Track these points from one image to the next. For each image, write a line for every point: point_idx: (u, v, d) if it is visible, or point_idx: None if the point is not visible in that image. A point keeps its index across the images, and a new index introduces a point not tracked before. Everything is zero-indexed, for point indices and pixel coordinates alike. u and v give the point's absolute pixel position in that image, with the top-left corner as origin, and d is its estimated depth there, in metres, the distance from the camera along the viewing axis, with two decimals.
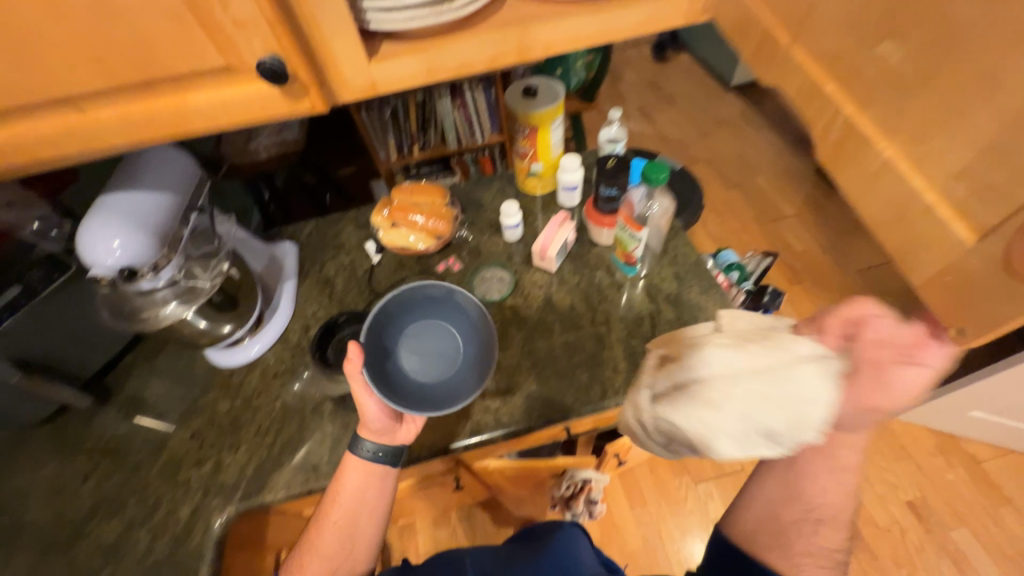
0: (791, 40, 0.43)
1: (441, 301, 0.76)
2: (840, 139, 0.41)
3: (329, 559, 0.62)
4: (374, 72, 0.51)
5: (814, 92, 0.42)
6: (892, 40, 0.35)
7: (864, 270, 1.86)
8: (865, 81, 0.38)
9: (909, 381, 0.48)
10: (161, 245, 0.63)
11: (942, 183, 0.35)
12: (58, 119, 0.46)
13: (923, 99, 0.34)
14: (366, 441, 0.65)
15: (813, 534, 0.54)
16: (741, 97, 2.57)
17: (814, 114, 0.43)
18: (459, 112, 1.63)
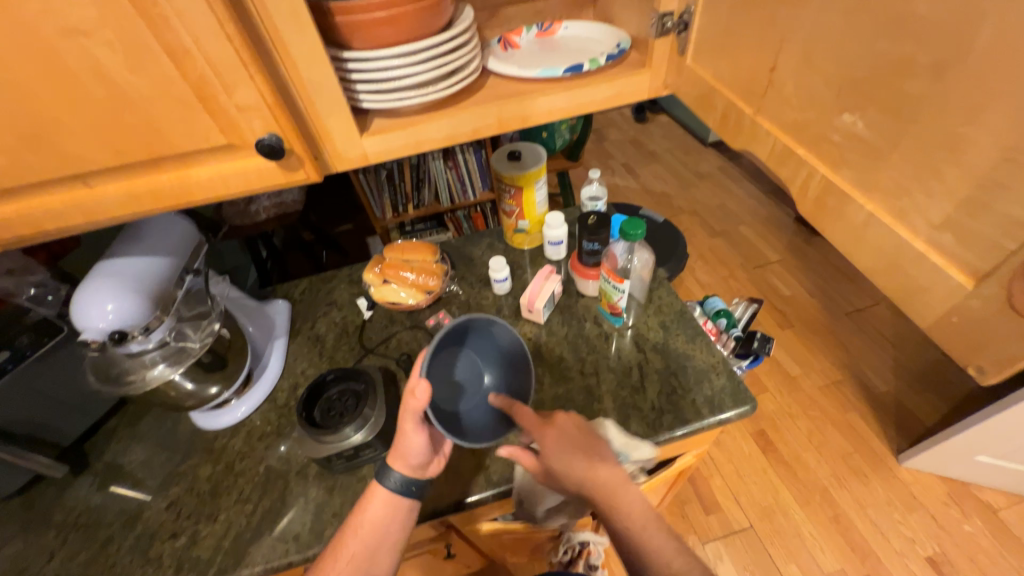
0: (754, 112, 0.50)
1: (476, 330, 0.71)
2: (819, 196, 0.46)
3: None
4: (366, 145, 0.56)
5: (787, 155, 0.47)
6: (852, 112, 0.40)
7: (851, 313, 1.89)
8: (834, 146, 0.43)
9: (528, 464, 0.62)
10: (154, 307, 0.64)
11: (928, 233, 0.38)
12: (65, 194, 0.49)
13: (889, 162, 0.39)
14: (396, 472, 0.62)
15: None
16: (718, 153, 2.74)
17: (785, 175, 0.49)
18: (452, 172, 1.73)
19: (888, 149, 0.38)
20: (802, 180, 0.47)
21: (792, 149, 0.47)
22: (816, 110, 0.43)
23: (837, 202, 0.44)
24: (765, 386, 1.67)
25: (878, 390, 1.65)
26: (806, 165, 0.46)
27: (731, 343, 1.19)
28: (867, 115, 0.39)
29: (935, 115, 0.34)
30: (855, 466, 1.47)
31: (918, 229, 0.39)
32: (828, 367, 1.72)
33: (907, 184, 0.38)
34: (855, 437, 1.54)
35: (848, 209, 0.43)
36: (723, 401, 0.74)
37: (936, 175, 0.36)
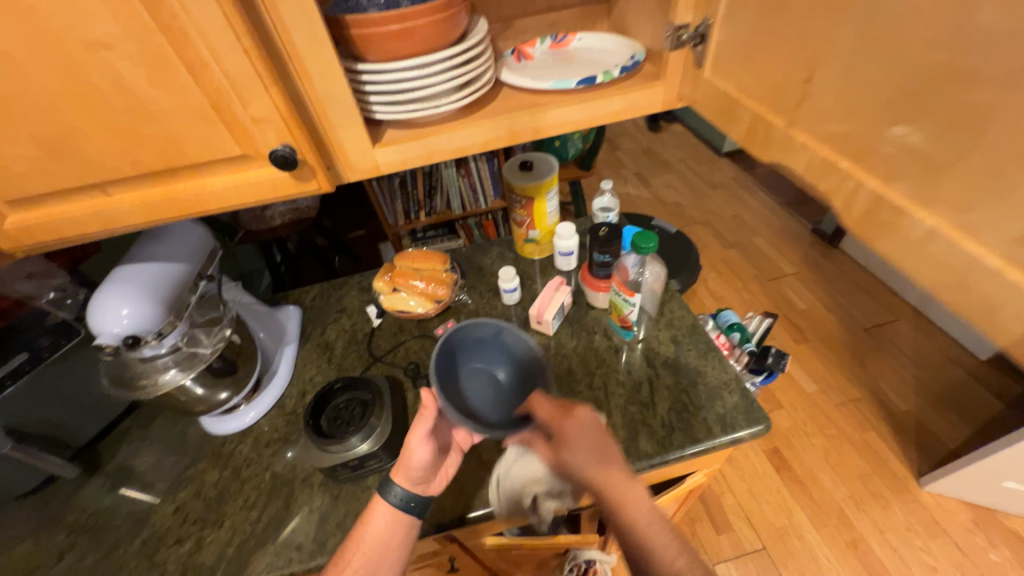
0: (786, 126, 0.45)
1: (482, 340, 0.73)
2: (870, 208, 0.40)
3: None
4: (378, 156, 0.56)
5: (828, 167, 0.42)
6: (905, 123, 0.35)
7: (869, 328, 1.84)
8: (882, 158, 0.38)
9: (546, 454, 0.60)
10: (167, 312, 0.65)
11: (1005, 248, 0.32)
12: (85, 201, 0.50)
13: (950, 176, 0.33)
14: (397, 486, 0.62)
15: None
16: (732, 163, 2.72)
17: (829, 187, 0.43)
18: (463, 180, 1.73)
19: (950, 161, 0.33)
20: (835, 198, 0.43)
21: (837, 163, 0.42)
22: (861, 120, 0.38)
23: (891, 217, 0.39)
24: (779, 402, 1.63)
25: (898, 409, 1.60)
26: (852, 178, 0.41)
27: (745, 359, 1.16)
28: (923, 126, 0.34)
29: (1017, 120, 0.29)
30: (873, 488, 1.42)
31: (994, 246, 0.32)
32: (846, 384, 1.67)
33: (978, 195, 0.32)
34: (874, 458, 1.49)
35: (906, 224, 0.38)
36: (736, 420, 0.72)
37: (1018, 191, 0.30)
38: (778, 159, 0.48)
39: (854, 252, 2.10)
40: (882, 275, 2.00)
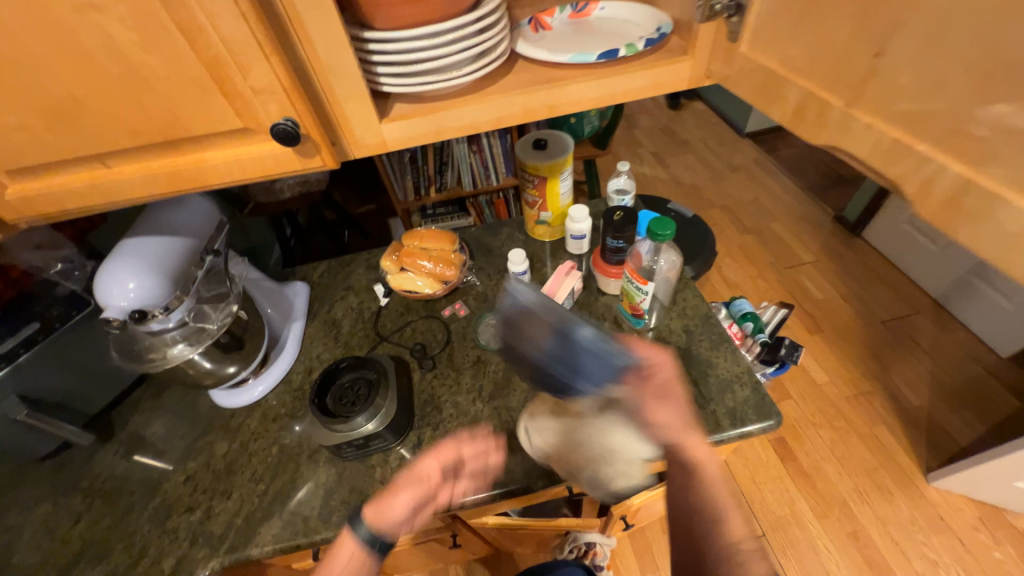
0: (845, 106, 0.38)
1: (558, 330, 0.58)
2: (951, 196, 0.32)
3: None
4: (384, 131, 0.53)
5: (898, 151, 0.35)
6: (1011, 97, 0.28)
7: (886, 321, 1.79)
8: (975, 138, 0.30)
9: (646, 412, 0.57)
10: (173, 287, 0.65)
11: None
12: (85, 172, 0.49)
13: None
14: (364, 523, 0.59)
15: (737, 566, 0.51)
16: (755, 145, 2.62)
17: (898, 173, 0.35)
18: (475, 156, 1.69)
19: None
20: (890, 190, 0.38)
21: (911, 144, 0.34)
22: (947, 96, 0.31)
23: (981, 202, 0.30)
24: (788, 393, 1.62)
25: (910, 404, 1.57)
26: (935, 161, 0.32)
27: (757, 349, 1.13)
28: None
29: None
30: (879, 482, 1.41)
31: None
32: (858, 377, 1.64)
33: None
34: (882, 452, 1.47)
35: (999, 214, 0.30)
36: (746, 414, 0.71)
37: None
38: (841, 144, 0.39)
39: (877, 242, 2.02)
40: (905, 267, 1.93)
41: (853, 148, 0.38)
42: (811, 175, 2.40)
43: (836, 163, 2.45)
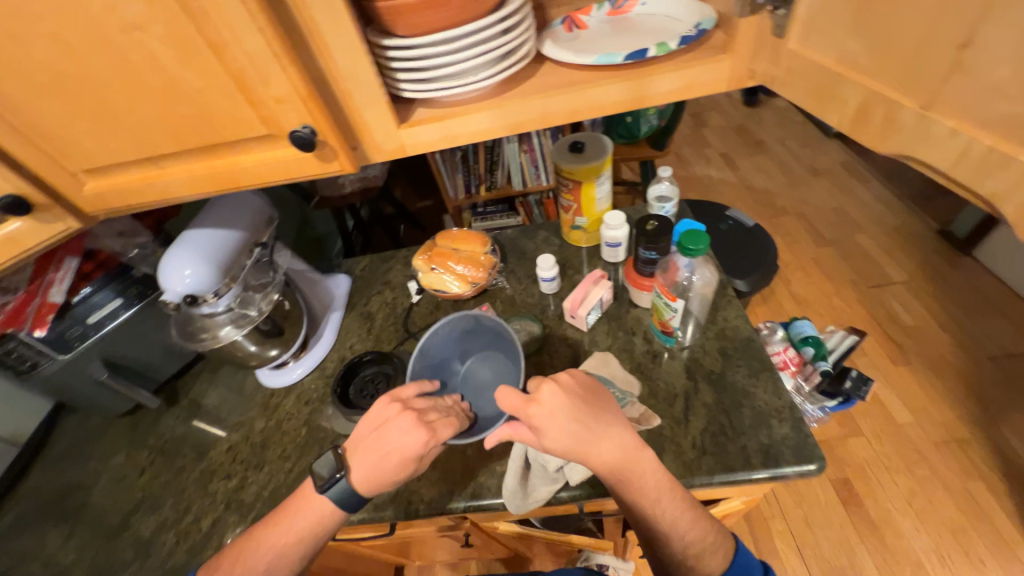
0: (921, 107, 0.36)
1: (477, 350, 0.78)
2: None
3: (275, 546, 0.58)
4: (403, 137, 0.54)
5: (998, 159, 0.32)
6: None
7: (997, 359, 1.52)
8: None
9: (563, 435, 0.55)
10: (223, 276, 0.71)
11: None
12: (141, 173, 0.55)
13: None
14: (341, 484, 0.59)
15: (679, 536, 0.56)
16: (844, 146, 2.34)
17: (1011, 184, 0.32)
18: (525, 155, 1.68)
19: None
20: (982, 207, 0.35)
21: (1010, 153, 0.31)
22: None
23: None
24: (858, 428, 1.42)
25: (1020, 460, 1.33)
26: None
27: (817, 379, 1.02)
28: None
29: None
30: (967, 545, 1.21)
31: None
32: (952, 420, 1.41)
33: None
34: (975, 512, 1.25)
35: None
36: (782, 454, 0.64)
37: None
38: (910, 150, 0.38)
39: (994, 263, 1.72)
40: None
41: (927, 157, 0.37)
42: (914, 182, 2.10)
43: None
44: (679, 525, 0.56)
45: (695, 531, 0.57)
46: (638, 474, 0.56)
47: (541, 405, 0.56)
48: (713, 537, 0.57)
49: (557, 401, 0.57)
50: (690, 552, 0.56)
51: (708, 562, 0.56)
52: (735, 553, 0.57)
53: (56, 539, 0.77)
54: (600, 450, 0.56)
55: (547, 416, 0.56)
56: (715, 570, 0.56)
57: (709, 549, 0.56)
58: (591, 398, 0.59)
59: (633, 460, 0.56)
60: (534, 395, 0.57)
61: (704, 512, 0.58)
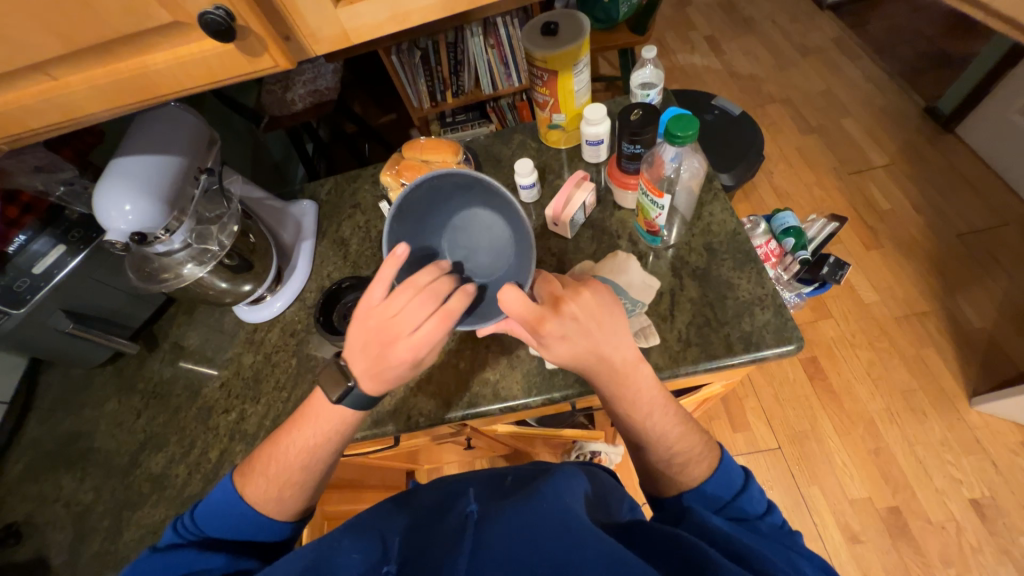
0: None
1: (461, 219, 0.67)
2: None
3: (273, 465, 0.57)
4: (343, 19, 0.45)
5: None
6: None
7: (964, 236, 1.58)
8: None
9: (563, 347, 0.56)
10: (171, 210, 0.64)
11: None
12: (31, 87, 0.46)
13: None
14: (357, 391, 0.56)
15: (665, 442, 0.57)
16: (837, 19, 2.16)
17: None
18: (492, 51, 1.50)
19: None
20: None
21: None
22: None
23: None
24: (828, 311, 1.51)
25: (971, 326, 1.44)
26: None
27: (795, 268, 1.05)
28: None
29: None
30: (915, 403, 1.36)
31: None
32: (915, 297, 1.50)
33: None
34: (925, 375, 1.39)
35: None
36: (763, 339, 0.66)
37: None
38: None
39: (974, 139, 1.71)
40: (1004, 170, 1.64)
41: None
42: (906, 55, 1.98)
43: (942, 40, 1.99)
44: (666, 433, 0.58)
45: (683, 441, 0.58)
46: (634, 382, 0.58)
47: (552, 320, 0.55)
48: (701, 451, 0.57)
49: (568, 318, 0.56)
50: (675, 459, 0.57)
51: (689, 472, 0.56)
52: (720, 464, 0.57)
53: (70, 482, 0.79)
54: (604, 357, 0.57)
55: (560, 331, 0.56)
56: (696, 481, 0.56)
57: (694, 459, 0.57)
58: (599, 315, 0.58)
59: (633, 370, 0.58)
60: (551, 311, 0.56)
61: (695, 428, 0.59)
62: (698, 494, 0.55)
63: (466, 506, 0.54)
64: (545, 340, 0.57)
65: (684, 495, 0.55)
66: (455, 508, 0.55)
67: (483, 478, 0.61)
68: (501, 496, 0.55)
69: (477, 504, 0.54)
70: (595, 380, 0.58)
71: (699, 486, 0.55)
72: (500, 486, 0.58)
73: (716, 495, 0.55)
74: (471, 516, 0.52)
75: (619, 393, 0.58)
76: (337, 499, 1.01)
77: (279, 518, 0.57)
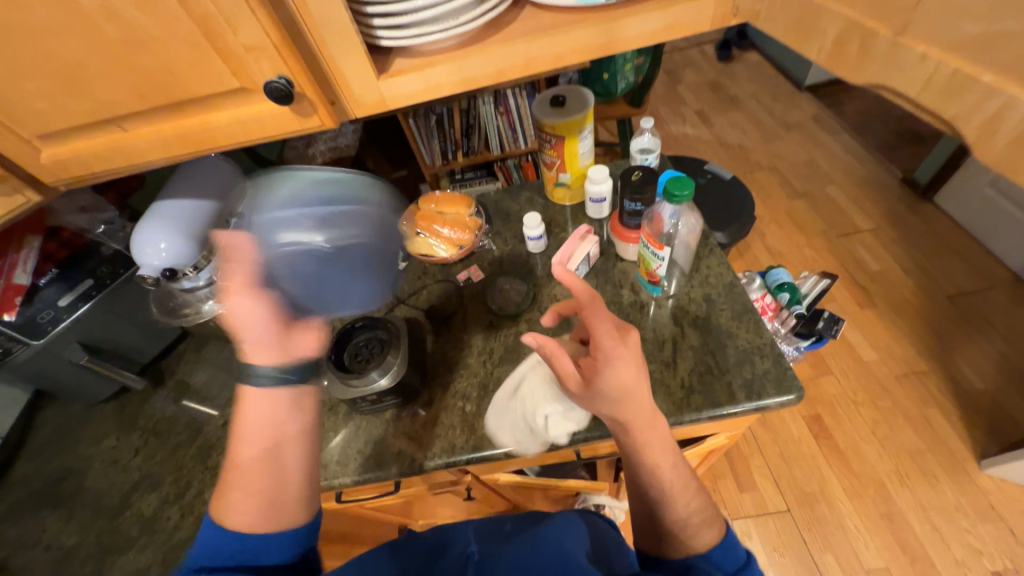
0: (894, 35, 0.32)
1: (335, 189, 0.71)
2: None
3: (244, 491, 0.52)
4: (384, 89, 0.52)
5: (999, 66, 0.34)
6: None
7: (953, 297, 1.63)
8: None
9: (613, 376, 0.54)
10: (202, 248, 0.69)
11: None
12: (105, 135, 0.52)
13: None
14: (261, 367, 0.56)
15: (675, 502, 0.54)
16: (815, 99, 2.38)
17: None
18: (502, 118, 1.64)
19: None
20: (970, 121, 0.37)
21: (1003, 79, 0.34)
22: None
23: None
24: (828, 368, 1.52)
25: (971, 386, 1.45)
26: None
27: (792, 322, 1.08)
28: None
29: None
30: (923, 464, 1.33)
31: None
32: (912, 356, 1.51)
33: None
34: (931, 435, 1.37)
35: None
36: (765, 387, 0.68)
37: None
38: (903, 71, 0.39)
39: (952, 208, 1.82)
40: (983, 237, 1.73)
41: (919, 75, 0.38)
42: (881, 132, 2.16)
43: (912, 119, 2.18)
44: (675, 493, 0.54)
45: (691, 502, 0.55)
46: (647, 434, 0.55)
47: (617, 336, 0.56)
48: (708, 513, 0.54)
49: (626, 349, 0.56)
50: (682, 521, 0.53)
51: (702, 536, 0.52)
52: (727, 533, 0.53)
53: (54, 524, 0.76)
54: (624, 407, 0.54)
55: (617, 358, 0.55)
56: (705, 547, 0.52)
57: (704, 522, 0.53)
58: (637, 362, 0.56)
59: (650, 421, 0.55)
60: (623, 333, 0.57)
61: (700, 489, 0.56)
62: (705, 561, 0.50)
63: (467, 547, 0.54)
64: (603, 355, 0.55)
65: (687, 558, 0.51)
66: (456, 548, 0.54)
67: (483, 520, 0.60)
68: (503, 539, 0.54)
69: (478, 544, 0.54)
70: (615, 423, 0.56)
71: (705, 553, 0.51)
72: (500, 528, 0.57)
73: (722, 565, 0.50)
74: (471, 557, 0.52)
75: (635, 444, 0.55)
76: (328, 553, 0.96)
77: (269, 529, 0.51)
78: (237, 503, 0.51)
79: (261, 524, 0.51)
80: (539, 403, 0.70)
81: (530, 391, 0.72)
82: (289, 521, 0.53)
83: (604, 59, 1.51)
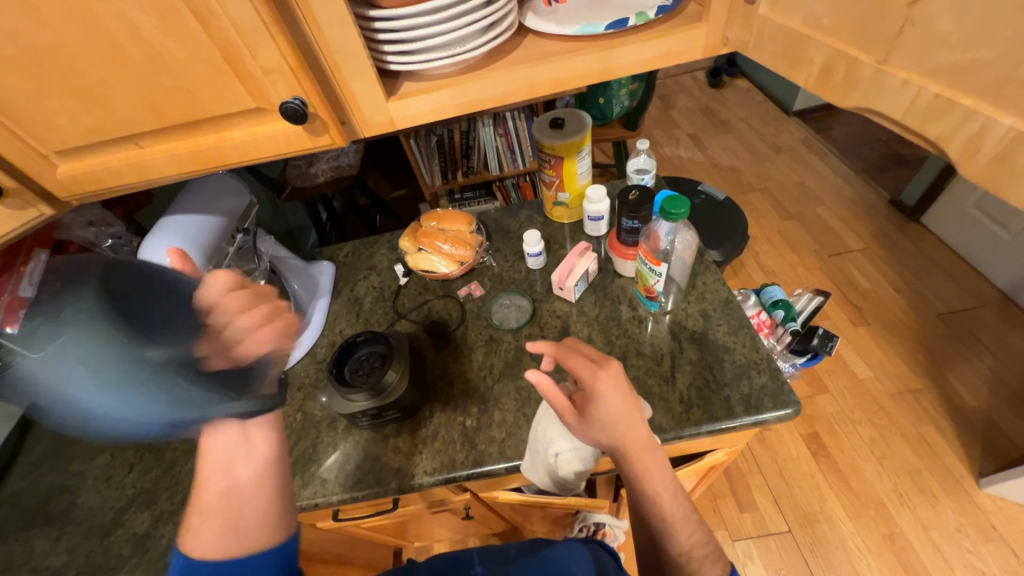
0: (877, 62, 0.34)
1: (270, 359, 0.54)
2: None
3: (218, 520, 0.52)
4: (392, 110, 0.54)
5: None
6: None
7: (944, 316, 1.65)
8: None
9: (604, 410, 0.55)
10: (208, 262, 0.70)
11: None
12: (122, 152, 0.54)
13: None
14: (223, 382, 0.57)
15: (677, 534, 0.54)
16: (803, 124, 2.46)
17: None
18: (501, 139, 1.68)
19: None
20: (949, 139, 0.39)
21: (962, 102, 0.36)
22: None
23: None
24: (825, 386, 1.53)
25: (966, 404, 1.46)
26: None
27: (787, 339, 1.10)
28: None
29: None
30: (922, 483, 1.33)
31: None
32: (907, 373, 1.53)
33: None
34: (928, 453, 1.37)
35: None
36: (762, 401, 0.68)
37: None
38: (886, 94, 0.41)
39: (939, 228, 1.86)
40: (970, 256, 1.77)
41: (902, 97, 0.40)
42: (868, 155, 2.23)
43: (896, 143, 2.26)
44: (677, 523, 0.55)
45: (694, 533, 0.55)
46: (646, 462, 0.55)
47: (599, 369, 0.57)
48: (710, 542, 0.54)
49: (611, 382, 0.56)
50: (686, 556, 0.53)
51: (707, 571, 0.51)
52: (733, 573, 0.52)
53: (43, 544, 0.74)
54: (620, 435, 0.55)
55: (604, 392, 0.56)
56: None
57: (710, 558, 0.53)
58: (625, 392, 0.56)
59: (647, 449, 0.56)
60: (602, 365, 0.58)
61: (702, 522, 0.56)
62: None
63: (472, 568, 0.54)
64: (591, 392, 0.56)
65: None
66: (461, 570, 0.54)
67: (490, 547, 0.60)
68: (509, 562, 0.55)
69: (483, 567, 0.55)
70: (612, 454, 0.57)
71: None
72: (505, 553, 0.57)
73: None
74: None
75: (634, 472, 0.56)
76: None
77: (239, 552, 0.51)
78: (204, 530, 0.51)
79: (233, 547, 0.51)
80: (546, 441, 0.67)
81: (540, 425, 0.68)
82: (261, 542, 0.53)
83: (600, 83, 1.56)
